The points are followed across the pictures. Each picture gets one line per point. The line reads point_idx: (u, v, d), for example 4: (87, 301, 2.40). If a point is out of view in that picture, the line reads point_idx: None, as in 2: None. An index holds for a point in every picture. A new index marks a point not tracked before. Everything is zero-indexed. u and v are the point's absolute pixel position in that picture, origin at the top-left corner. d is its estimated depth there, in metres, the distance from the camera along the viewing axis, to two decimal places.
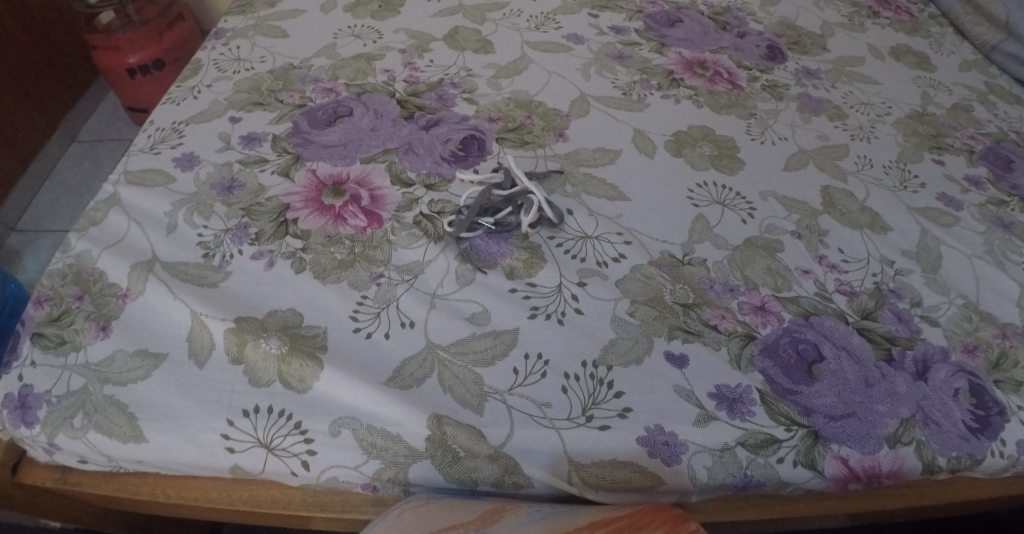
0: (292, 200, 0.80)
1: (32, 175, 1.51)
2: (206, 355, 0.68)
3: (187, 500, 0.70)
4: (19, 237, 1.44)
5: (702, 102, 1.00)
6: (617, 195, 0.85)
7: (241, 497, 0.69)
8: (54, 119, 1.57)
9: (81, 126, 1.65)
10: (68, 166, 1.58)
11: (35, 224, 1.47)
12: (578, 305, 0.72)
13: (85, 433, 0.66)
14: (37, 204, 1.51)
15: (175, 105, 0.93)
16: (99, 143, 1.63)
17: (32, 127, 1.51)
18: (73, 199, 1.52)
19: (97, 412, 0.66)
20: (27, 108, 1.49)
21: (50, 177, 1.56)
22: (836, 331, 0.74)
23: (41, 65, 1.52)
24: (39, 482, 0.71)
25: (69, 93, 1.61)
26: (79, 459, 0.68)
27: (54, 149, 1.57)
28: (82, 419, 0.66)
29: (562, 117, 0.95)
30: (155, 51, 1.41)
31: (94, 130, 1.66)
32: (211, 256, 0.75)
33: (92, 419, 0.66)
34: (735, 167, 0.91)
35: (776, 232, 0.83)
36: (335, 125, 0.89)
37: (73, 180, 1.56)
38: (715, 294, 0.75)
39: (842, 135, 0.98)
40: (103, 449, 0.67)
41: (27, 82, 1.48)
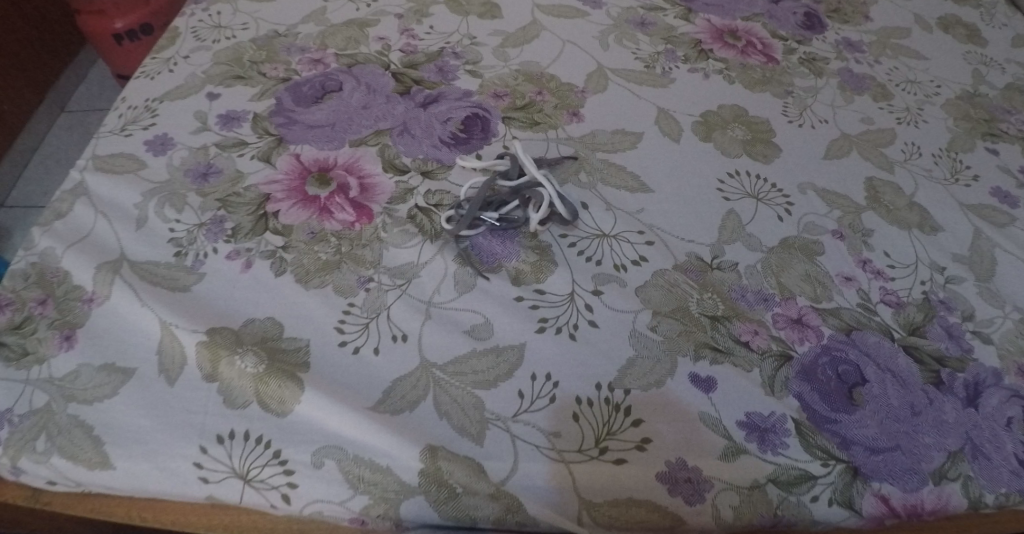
0: (273, 190, 0.72)
1: (18, 147, 1.42)
2: (177, 369, 0.62)
3: (162, 524, 0.64)
4: (7, 213, 1.37)
5: (734, 77, 0.90)
6: (638, 186, 0.76)
7: (220, 523, 0.63)
8: (41, 87, 1.47)
9: (69, 93, 1.55)
10: (57, 137, 1.49)
11: (23, 199, 1.39)
12: (592, 317, 0.64)
13: (48, 458, 0.60)
14: (24, 178, 1.42)
15: (149, 79, 0.84)
16: (88, 112, 1.53)
17: (18, 96, 1.41)
18: (62, 173, 1.44)
19: (61, 435, 0.60)
20: (12, 78, 1.39)
21: (38, 149, 1.47)
22: (880, 350, 0.67)
23: (27, 31, 1.41)
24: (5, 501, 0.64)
25: (56, 59, 1.51)
26: (47, 481, 0.61)
27: (42, 119, 1.48)
28: (45, 441, 0.60)
29: (577, 94, 0.86)
30: (143, 14, 1.30)
31: (83, 97, 1.56)
32: (184, 255, 0.68)
33: (56, 442, 0.60)
34: (770, 154, 0.81)
35: (815, 231, 0.74)
36: (322, 103, 0.80)
37: (63, 152, 1.47)
38: (747, 305, 0.67)
39: (887, 117, 0.88)
40: (70, 475, 0.60)
41: (12, 49, 1.38)
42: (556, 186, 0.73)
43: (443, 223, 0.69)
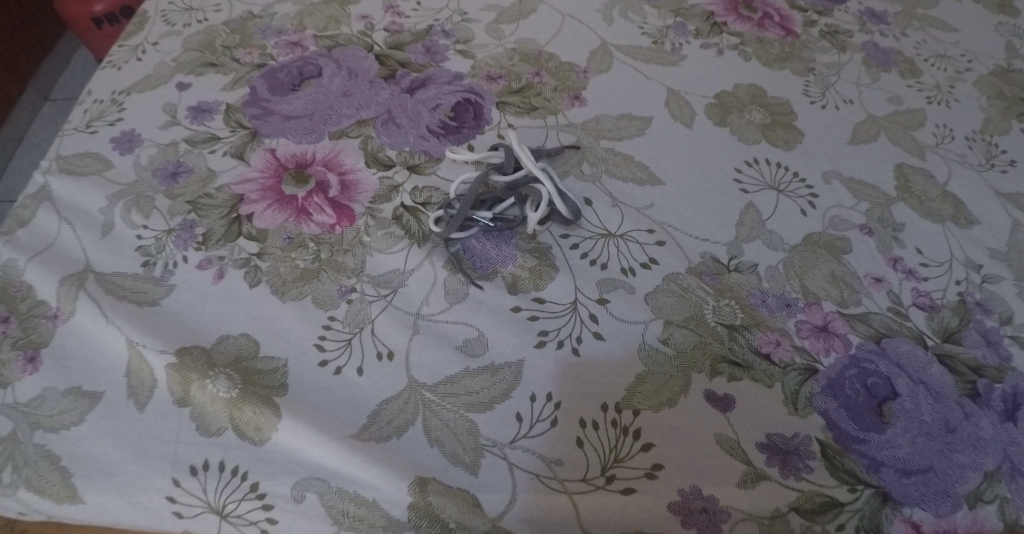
0: (246, 190, 0.66)
1: None
2: (147, 393, 0.57)
3: None
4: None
5: (750, 53, 0.83)
6: (647, 178, 0.70)
7: None
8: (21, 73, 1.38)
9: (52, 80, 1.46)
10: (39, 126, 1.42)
11: None
12: (597, 329, 0.58)
13: (14, 491, 0.55)
14: None
15: (117, 69, 0.77)
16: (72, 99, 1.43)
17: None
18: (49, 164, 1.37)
19: (26, 466, 0.56)
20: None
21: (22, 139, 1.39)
22: (912, 359, 0.61)
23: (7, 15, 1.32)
24: None
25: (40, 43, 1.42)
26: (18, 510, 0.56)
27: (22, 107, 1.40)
28: (10, 474, 0.55)
29: (578, 74, 0.78)
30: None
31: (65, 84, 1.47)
32: (152, 265, 0.63)
33: (23, 474, 0.55)
34: (791, 139, 0.75)
35: (841, 226, 0.68)
36: (300, 90, 0.73)
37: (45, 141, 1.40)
38: (768, 312, 0.61)
39: (915, 96, 0.81)
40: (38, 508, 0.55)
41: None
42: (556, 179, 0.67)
43: (431, 224, 0.63)
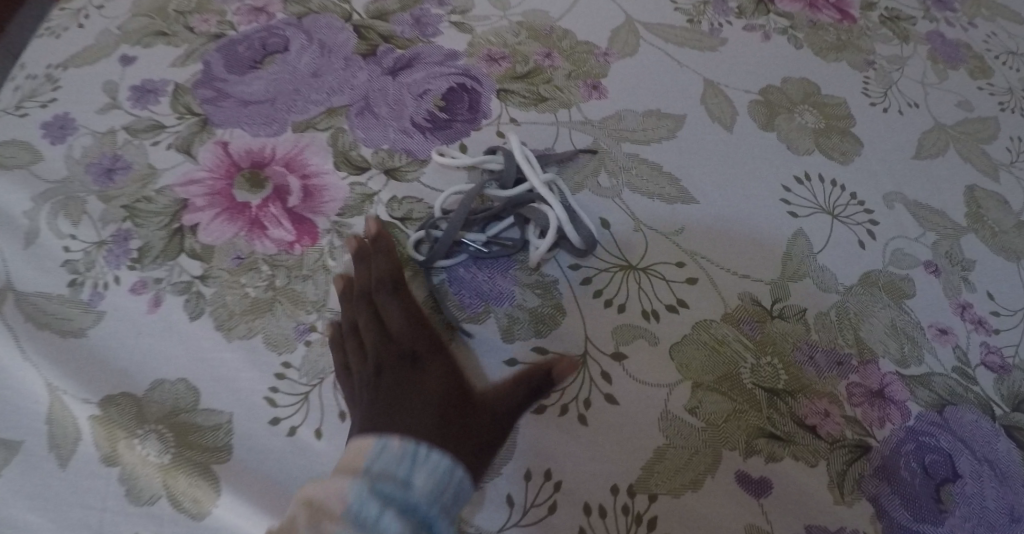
0: (193, 194, 0.55)
1: None
2: (70, 446, 0.48)
3: None
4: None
5: (801, 40, 0.71)
6: (675, 193, 0.59)
7: None
8: None
9: None
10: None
11: None
12: (610, 391, 0.49)
13: None
14: None
15: (55, 38, 0.65)
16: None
17: None
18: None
19: None
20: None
21: None
22: (976, 432, 0.52)
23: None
24: None
25: None
26: None
27: None
28: None
29: (598, 57, 0.66)
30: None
31: None
32: (80, 286, 0.52)
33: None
34: (847, 150, 0.63)
35: (903, 262, 0.58)
36: (261, 69, 0.61)
37: None
38: (815, 372, 0.51)
39: (987, 101, 0.70)
40: None
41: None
42: (565, 195, 0.56)
43: (410, 248, 0.53)
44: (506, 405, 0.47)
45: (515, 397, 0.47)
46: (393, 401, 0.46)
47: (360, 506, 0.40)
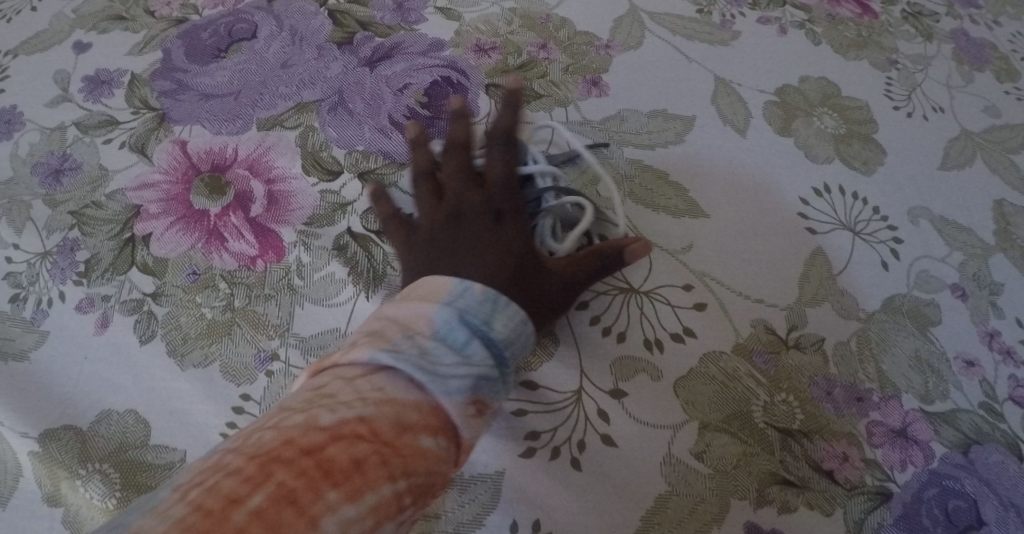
0: (148, 200, 0.50)
1: None
2: (11, 483, 0.43)
3: None
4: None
5: (819, 35, 0.65)
6: (681, 205, 0.54)
7: None
8: None
9: None
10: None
11: None
12: (608, 431, 0.44)
13: None
14: None
15: (6, 23, 0.60)
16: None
17: None
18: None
19: None
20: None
21: None
22: (1005, 475, 0.48)
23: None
24: None
25: None
26: None
27: None
28: None
29: (599, 51, 0.60)
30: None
31: None
32: (22, 303, 0.47)
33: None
34: (868, 159, 0.58)
35: (926, 285, 0.53)
36: (226, 59, 0.55)
37: None
38: (832, 409, 0.47)
39: (1016, 107, 0.65)
40: None
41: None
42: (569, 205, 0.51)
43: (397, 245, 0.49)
44: (573, 275, 0.45)
45: (585, 272, 0.46)
46: (467, 249, 0.44)
47: (448, 332, 0.38)
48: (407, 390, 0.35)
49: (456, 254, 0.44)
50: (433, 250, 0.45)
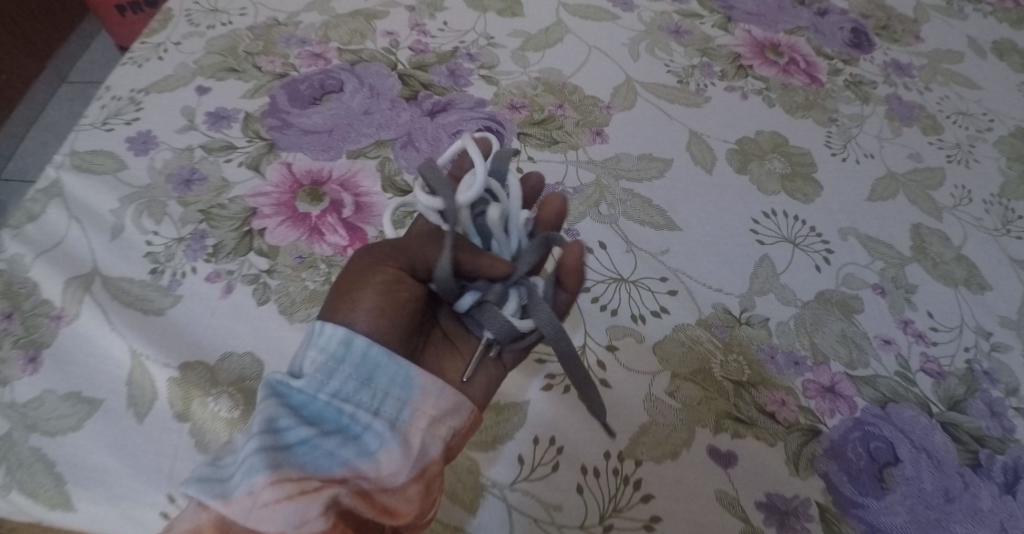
0: (261, 203, 0.65)
1: None
2: (147, 404, 0.56)
3: None
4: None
5: (775, 100, 0.83)
6: (664, 222, 0.69)
7: None
8: (45, 53, 1.33)
9: (71, 61, 1.39)
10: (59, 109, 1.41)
11: None
12: (605, 376, 0.58)
13: (6, 494, 0.53)
14: None
15: (137, 67, 0.75)
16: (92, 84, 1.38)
17: None
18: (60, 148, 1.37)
19: (21, 468, 0.54)
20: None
21: (37, 122, 1.32)
22: (916, 426, 0.61)
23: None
24: None
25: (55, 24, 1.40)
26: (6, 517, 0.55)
27: (41, 90, 1.32)
28: (3, 476, 0.54)
29: (602, 109, 0.78)
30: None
31: (82, 68, 1.40)
32: (160, 273, 0.61)
33: (16, 476, 0.54)
34: (811, 192, 0.74)
35: (854, 284, 0.68)
36: (320, 106, 0.72)
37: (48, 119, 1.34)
38: (775, 369, 0.61)
39: (937, 154, 0.81)
40: (25, 518, 0.53)
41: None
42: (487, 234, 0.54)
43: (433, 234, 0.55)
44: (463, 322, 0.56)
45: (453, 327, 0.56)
46: (361, 307, 0.51)
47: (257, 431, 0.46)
48: (200, 510, 0.43)
49: (359, 301, 0.51)
50: (351, 289, 0.52)
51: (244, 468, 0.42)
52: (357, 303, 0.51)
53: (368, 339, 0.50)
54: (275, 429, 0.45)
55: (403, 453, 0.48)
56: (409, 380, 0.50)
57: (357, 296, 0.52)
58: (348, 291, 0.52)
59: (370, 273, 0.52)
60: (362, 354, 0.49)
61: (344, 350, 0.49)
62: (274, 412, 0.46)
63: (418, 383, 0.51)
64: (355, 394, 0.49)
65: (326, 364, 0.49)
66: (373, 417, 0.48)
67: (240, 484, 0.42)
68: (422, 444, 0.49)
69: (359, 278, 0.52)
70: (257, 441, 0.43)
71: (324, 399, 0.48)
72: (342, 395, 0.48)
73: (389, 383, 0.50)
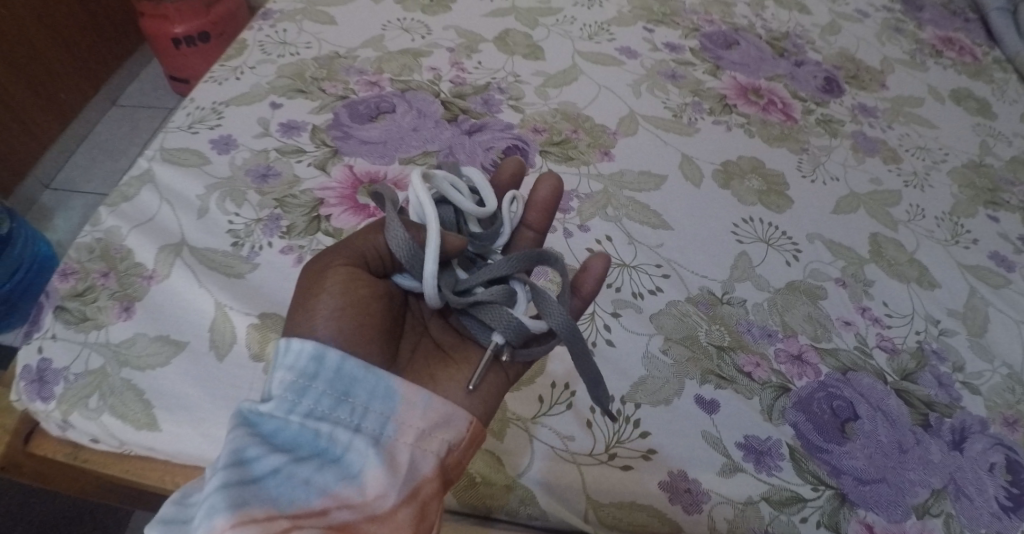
0: (327, 195, 0.78)
1: (69, 134, 1.50)
2: (227, 346, 0.67)
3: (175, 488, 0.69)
4: (52, 195, 1.44)
5: (754, 132, 0.97)
6: (660, 224, 0.82)
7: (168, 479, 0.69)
8: (98, 80, 1.57)
9: (123, 89, 1.64)
10: (106, 128, 1.58)
11: (69, 183, 1.46)
12: (610, 337, 0.70)
13: (99, 415, 0.64)
14: (71, 163, 1.50)
15: (217, 84, 0.90)
16: (138, 109, 1.62)
17: (76, 88, 1.51)
18: (106, 162, 1.51)
19: (113, 395, 0.65)
20: (23, 75, 1.35)
21: (86, 139, 1.54)
22: (873, 390, 0.71)
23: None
24: (47, 454, 0.71)
25: (113, 56, 1.61)
26: (91, 439, 0.67)
27: (93, 112, 1.56)
28: (97, 399, 0.65)
29: (609, 135, 0.91)
30: (232, 42, 1.53)
31: (134, 95, 1.65)
32: (241, 246, 0.73)
33: (108, 401, 0.64)
34: (784, 205, 0.87)
35: (819, 277, 0.80)
36: (375, 122, 0.86)
37: (109, 143, 1.55)
38: (751, 338, 0.73)
39: (895, 180, 0.94)
40: (116, 434, 0.65)
41: (46, 48, 1.40)
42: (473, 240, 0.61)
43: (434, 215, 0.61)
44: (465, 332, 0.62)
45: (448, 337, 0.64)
46: (317, 315, 0.55)
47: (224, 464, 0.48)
48: None
49: (313, 312, 0.55)
50: (304, 304, 0.56)
51: (207, 508, 0.44)
52: (313, 314, 0.55)
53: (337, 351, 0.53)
54: (240, 465, 0.47)
55: (387, 470, 0.51)
56: (387, 393, 0.54)
57: (315, 305, 0.55)
58: (302, 305, 0.56)
59: (324, 280, 0.57)
60: (335, 369, 0.53)
61: (316, 367, 0.52)
62: (242, 443, 0.48)
63: (398, 395, 0.55)
64: (332, 411, 0.53)
65: (298, 383, 0.52)
66: (354, 435, 0.52)
67: (200, 525, 0.44)
68: (410, 460, 0.53)
69: (310, 290, 0.56)
70: (222, 476, 0.46)
71: (299, 421, 0.51)
72: (319, 413, 0.52)
73: (368, 399, 0.54)
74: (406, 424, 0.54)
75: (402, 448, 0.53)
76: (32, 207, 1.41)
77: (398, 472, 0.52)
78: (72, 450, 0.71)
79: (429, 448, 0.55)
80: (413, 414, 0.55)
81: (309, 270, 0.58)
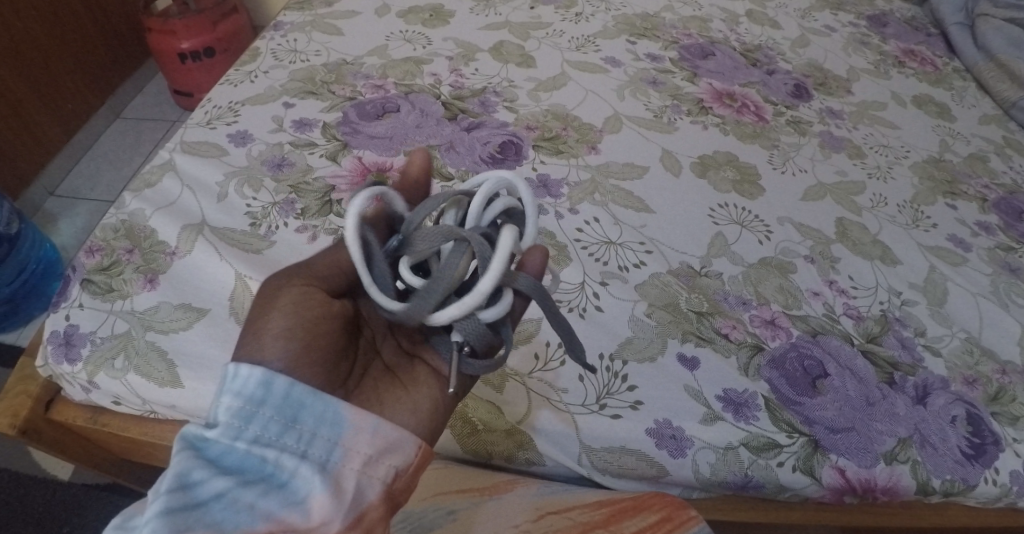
0: (338, 182, 0.85)
1: (74, 144, 1.57)
2: (246, 313, 0.73)
3: None
4: (55, 202, 1.50)
5: (729, 130, 1.03)
6: (643, 207, 0.88)
7: None
8: (103, 95, 1.65)
9: (127, 103, 1.72)
10: (110, 139, 1.65)
11: (72, 191, 1.52)
12: (599, 303, 0.76)
13: (123, 375, 0.69)
14: (75, 172, 1.56)
15: (233, 86, 0.97)
16: (141, 122, 1.70)
17: (84, 101, 1.59)
18: (110, 171, 1.57)
19: (137, 356, 0.70)
20: (34, 87, 1.43)
21: (91, 149, 1.62)
22: (841, 351, 0.77)
23: (80, 17, 1.53)
24: (68, 420, 0.75)
25: (119, 74, 1.69)
26: (113, 400, 0.72)
27: (98, 123, 1.64)
28: (122, 360, 0.70)
29: (595, 132, 0.97)
30: (235, 58, 1.62)
31: (138, 109, 1.73)
32: (258, 226, 0.80)
33: (133, 362, 0.70)
34: (756, 193, 0.94)
35: (789, 254, 0.86)
36: (381, 120, 0.93)
37: (112, 153, 1.62)
38: (728, 306, 0.79)
39: (860, 172, 1.02)
40: (139, 392, 0.70)
41: (56, 62, 1.48)
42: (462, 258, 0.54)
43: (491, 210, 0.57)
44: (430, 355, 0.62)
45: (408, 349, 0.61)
46: (268, 333, 0.52)
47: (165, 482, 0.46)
48: None
49: (263, 334, 0.52)
50: (260, 317, 0.54)
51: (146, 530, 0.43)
52: (265, 336, 0.52)
53: (283, 379, 0.50)
54: (181, 493, 0.45)
55: (334, 500, 0.49)
56: (335, 420, 0.51)
57: (266, 323, 0.53)
58: (255, 324, 0.53)
59: (280, 298, 0.54)
60: (282, 394, 0.50)
61: (263, 393, 0.50)
62: (187, 465, 0.46)
63: (348, 422, 0.52)
64: (279, 438, 0.50)
65: (244, 409, 0.49)
66: (300, 461, 0.49)
67: None
68: (359, 488, 0.51)
69: (266, 302, 0.54)
70: (164, 500, 0.44)
71: (244, 447, 0.49)
72: (265, 440, 0.49)
73: (316, 424, 0.51)
74: (354, 450, 0.51)
75: (350, 475, 0.51)
76: (37, 212, 1.46)
77: (344, 502, 0.49)
78: (92, 415, 0.75)
79: (377, 475, 0.52)
80: (363, 439, 0.52)
81: (264, 288, 0.56)
